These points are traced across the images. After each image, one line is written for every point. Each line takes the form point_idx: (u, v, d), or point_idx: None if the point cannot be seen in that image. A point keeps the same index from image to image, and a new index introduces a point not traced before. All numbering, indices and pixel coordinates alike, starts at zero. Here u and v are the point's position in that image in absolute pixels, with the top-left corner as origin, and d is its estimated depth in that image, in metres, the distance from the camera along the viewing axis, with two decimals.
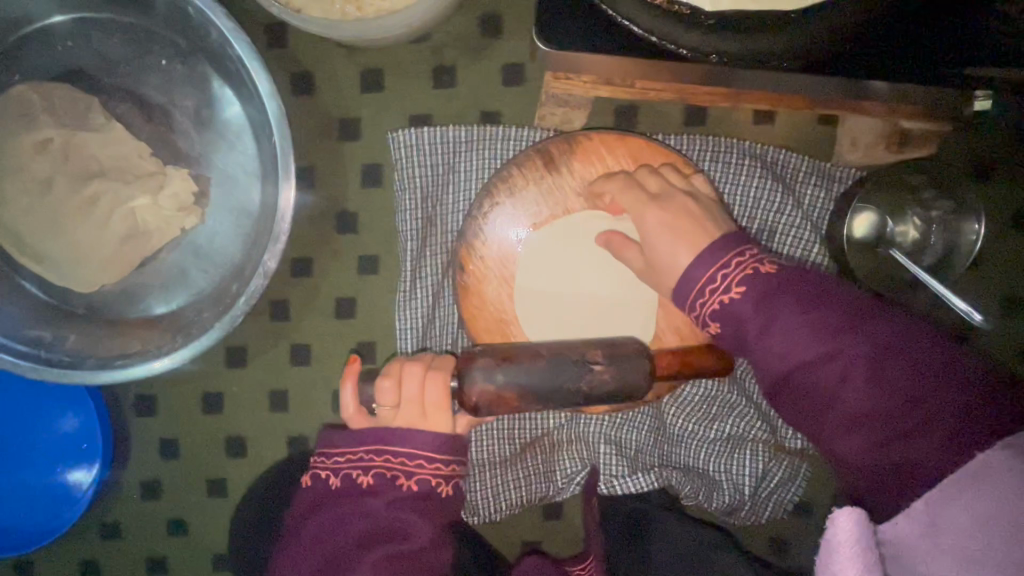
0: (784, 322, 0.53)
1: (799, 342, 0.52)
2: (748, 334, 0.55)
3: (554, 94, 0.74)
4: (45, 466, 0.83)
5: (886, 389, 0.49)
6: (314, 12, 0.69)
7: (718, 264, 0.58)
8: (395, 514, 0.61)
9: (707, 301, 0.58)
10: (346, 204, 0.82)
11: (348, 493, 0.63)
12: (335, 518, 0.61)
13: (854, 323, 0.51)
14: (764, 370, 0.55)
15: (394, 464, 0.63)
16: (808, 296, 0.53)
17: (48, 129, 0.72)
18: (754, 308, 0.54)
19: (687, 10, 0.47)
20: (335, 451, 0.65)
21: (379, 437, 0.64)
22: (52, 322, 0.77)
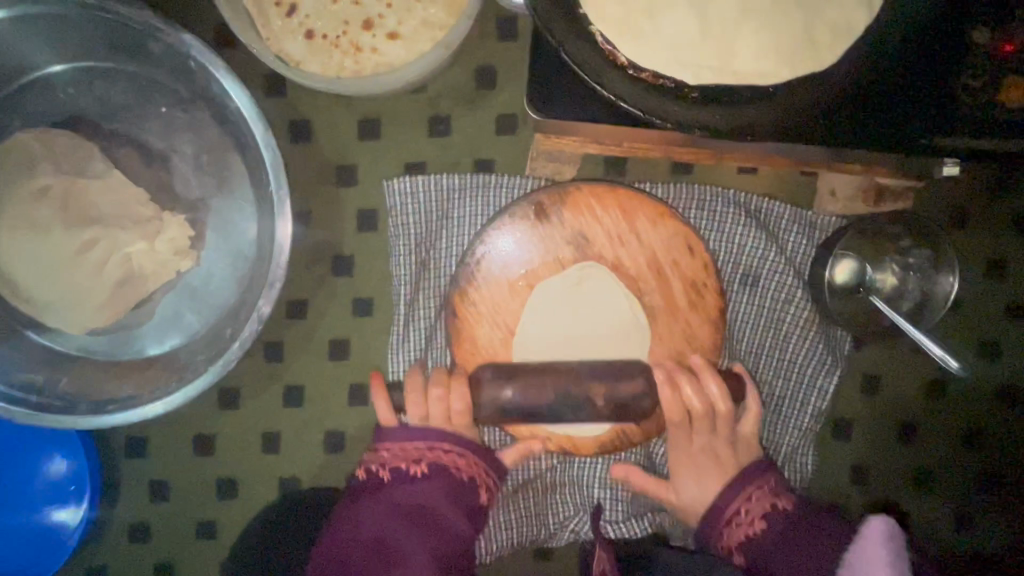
0: (784, 553, 0.63)
1: (801, 554, 0.62)
2: (771, 560, 0.63)
3: (545, 151, 0.78)
4: (30, 509, 0.82)
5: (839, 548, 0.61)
6: (312, 65, 0.73)
7: (741, 496, 0.68)
8: (426, 500, 0.66)
9: (729, 531, 0.68)
10: (341, 247, 0.83)
11: (397, 481, 0.68)
12: (365, 512, 0.66)
13: (785, 534, 0.64)
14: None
15: (451, 465, 0.68)
16: (796, 534, 0.63)
17: (47, 176, 0.73)
18: (779, 533, 0.65)
19: (672, 85, 0.53)
20: (393, 442, 0.69)
21: (432, 438, 0.68)
22: (46, 364, 0.78)
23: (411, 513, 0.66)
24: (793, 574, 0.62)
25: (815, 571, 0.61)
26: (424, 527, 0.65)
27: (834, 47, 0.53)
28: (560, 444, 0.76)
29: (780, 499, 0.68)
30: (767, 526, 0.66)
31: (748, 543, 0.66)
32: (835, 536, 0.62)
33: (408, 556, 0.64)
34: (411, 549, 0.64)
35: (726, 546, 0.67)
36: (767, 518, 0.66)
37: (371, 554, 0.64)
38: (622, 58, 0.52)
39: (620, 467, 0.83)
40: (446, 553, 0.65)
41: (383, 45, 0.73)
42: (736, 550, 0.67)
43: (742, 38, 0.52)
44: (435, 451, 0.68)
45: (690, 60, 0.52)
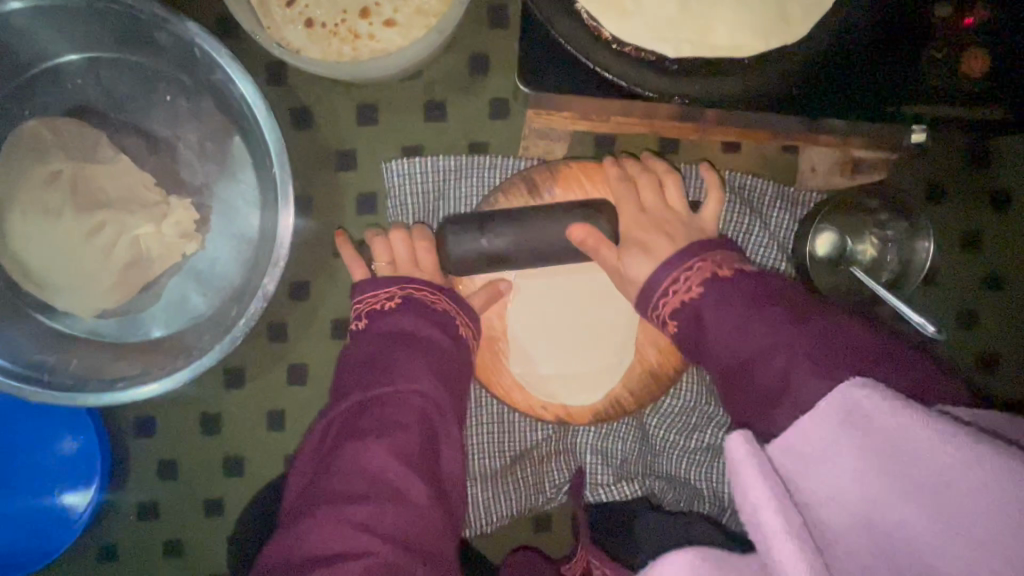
0: (731, 315, 0.56)
1: (762, 350, 0.53)
2: (707, 331, 0.57)
3: (535, 129, 0.81)
4: (41, 488, 0.85)
5: (832, 369, 0.48)
6: (313, 53, 0.76)
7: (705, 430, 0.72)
8: (408, 385, 0.59)
9: (665, 302, 0.62)
10: (342, 229, 0.86)
11: (362, 362, 0.62)
12: (354, 371, 0.63)
13: (740, 325, 0.55)
14: (711, 361, 0.58)
15: (428, 300, 0.67)
16: (735, 297, 0.57)
17: (58, 162, 0.76)
18: (717, 304, 0.57)
19: (653, 58, 0.56)
20: (365, 294, 0.69)
21: (402, 279, 0.69)
22: (56, 346, 0.80)
23: (393, 336, 0.64)
24: (739, 353, 0.55)
25: (763, 355, 0.52)
26: (413, 349, 0.62)
27: (803, 24, 0.56)
28: (555, 413, 0.79)
29: None
30: (707, 288, 0.59)
31: (685, 309, 0.60)
32: (821, 337, 0.51)
33: (402, 378, 0.60)
34: (407, 371, 0.60)
35: (662, 317, 0.63)
36: (703, 283, 0.60)
37: (357, 414, 0.58)
38: (607, 34, 0.55)
39: (612, 436, 0.86)
40: (446, 364, 0.63)
41: (381, 32, 0.77)
42: (673, 319, 0.62)
43: (720, 17, 0.56)
44: (407, 289, 0.68)
45: (672, 36, 0.55)
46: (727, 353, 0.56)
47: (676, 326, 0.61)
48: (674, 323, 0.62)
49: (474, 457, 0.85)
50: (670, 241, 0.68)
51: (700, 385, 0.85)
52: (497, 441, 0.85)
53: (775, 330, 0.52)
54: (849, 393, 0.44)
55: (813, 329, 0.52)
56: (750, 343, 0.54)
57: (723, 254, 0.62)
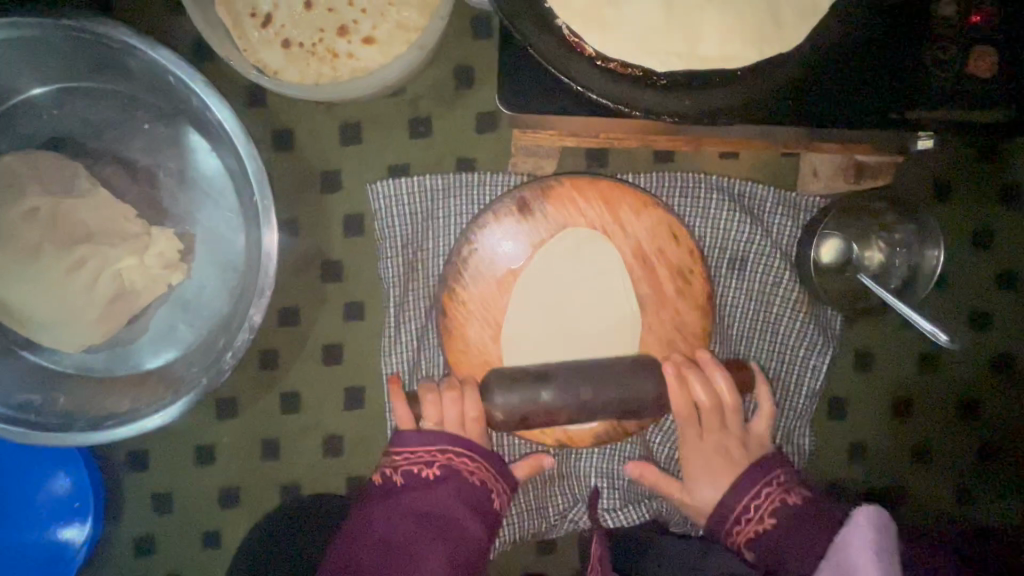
0: (795, 536, 0.64)
1: (804, 547, 0.62)
2: (780, 541, 0.64)
3: (523, 146, 0.77)
4: (36, 527, 0.83)
5: (805, 554, 0.62)
6: (290, 74, 0.74)
7: (750, 496, 0.69)
8: (445, 509, 0.67)
9: (739, 529, 0.69)
10: (330, 253, 0.84)
11: (410, 486, 0.69)
12: (383, 518, 0.67)
13: (780, 526, 0.65)
14: (773, 569, 0.64)
15: (465, 468, 0.70)
16: (800, 522, 0.65)
17: (34, 198, 0.73)
18: (788, 530, 0.64)
19: (641, 72, 0.53)
20: (406, 448, 0.71)
21: (443, 441, 0.70)
22: (45, 384, 0.79)
23: (422, 516, 0.67)
24: (797, 566, 0.62)
25: (804, 568, 0.61)
26: (437, 533, 0.66)
27: (801, 27, 0.53)
28: (557, 438, 0.76)
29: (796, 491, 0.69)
30: (777, 518, 0.66)
31: (756, 540, 0.67)
32: (830, 528, 0.63)
33: (423, 566, 0.64)
34: (427, 562, 0.65)
35: (736, 543, 0.69)
36: (776, 515, 0.66)
37: (378, 572, 0.64)
38: (590, 49, 0.53)
39: (616, 456, 0.84)
40: (465, 559, 0.67)
41: (359, 50, 0.74)
42: (745, 547, 0.68)
43: (707, 25, 0.53)
44: (446, 398, 0.71)
45: (658, 48, 0.53)
46: (805, 563, 0.61)
47: (745, 549, 0.68)
48: (749, 551, 0.67)
49: None
50: None
51: None
52: None
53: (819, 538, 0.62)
54: (863, 519, 0.52)
55: (832, 515, 0.65)
56: (804, 561, 0.61)
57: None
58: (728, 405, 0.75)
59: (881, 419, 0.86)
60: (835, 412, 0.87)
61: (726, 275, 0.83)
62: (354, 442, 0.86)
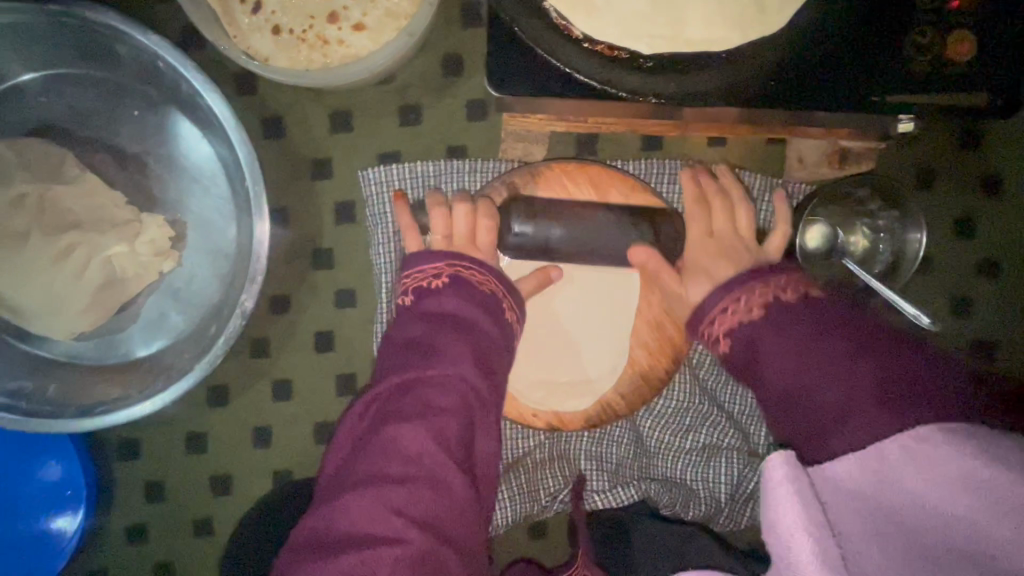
0: (774, 348, 0.55)
1: (787, 367, 0.54)
2: (761, 357, 0.56)
3: (512, 131, 0.77)
4: (27, 516, 0.83)
5: (876, 400, 0.48)
6: (280, 61, 0.74)
7: (730, 293, 0.61)
8: (440, 337, 0.58)
9: (721, 320, 0.61)
10: (320, 240, 0.84)
11: (423, 295, 0.64)
12: (399, 321, 0.63)
13: (785, 330, 0.55)
14: (767, 388, 0.56)
15: (475, 279, 0.65)
16: (803, 318, 0.56)
17: (22, 184, 0.73)
18: (775, 333, 0.56)
19: (627, 55, 0.54)
20: (413, 267, 0.67)
21: (449, 254, 0.66)
22: (34, 372, 0.79)
23: (435, 316, 0.61)
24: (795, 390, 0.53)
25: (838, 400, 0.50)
26: (453, 331, 0.60)
27: (783, 10, 0.54)
28: (547, 419, 0.78)
29: (793, 336, 0.64)
30: (769, 312, 0.57)
31: (740, 333, 0.59)
32: (877, 377, 0.49)
33: (446, 361, 0.57)
34: (447, 351, 0.58)
35: (716, 335, 0.61)
36: (765, 305, 0.58)
37: (402, 393, 0.56)
38: (576, 31, 0.53)
39: (606, 440, 0.85)
40: (485, 352, 0.60)
41: (349, 37, 0.74)
42: (728, 339, 0.60)
43: (690, 8, 0.53)
44: (454, 266, 0.66)
45: (645, 32, 0.53)
46: (781, 377, 0.54)
47: (731, 346, 0.59)
48: (727, 343, 0.60)
49: None
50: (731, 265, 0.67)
51: (688, 385, 0.84)
52: None
53: (841, 374, 0.51)
54: (775, 473, 0.46)
55: (841, 325, 0.55)
56: (792, 373, 0.54)
57: (786, 277, 0.60)
58: None
59: None
60: None
61: None
62: None
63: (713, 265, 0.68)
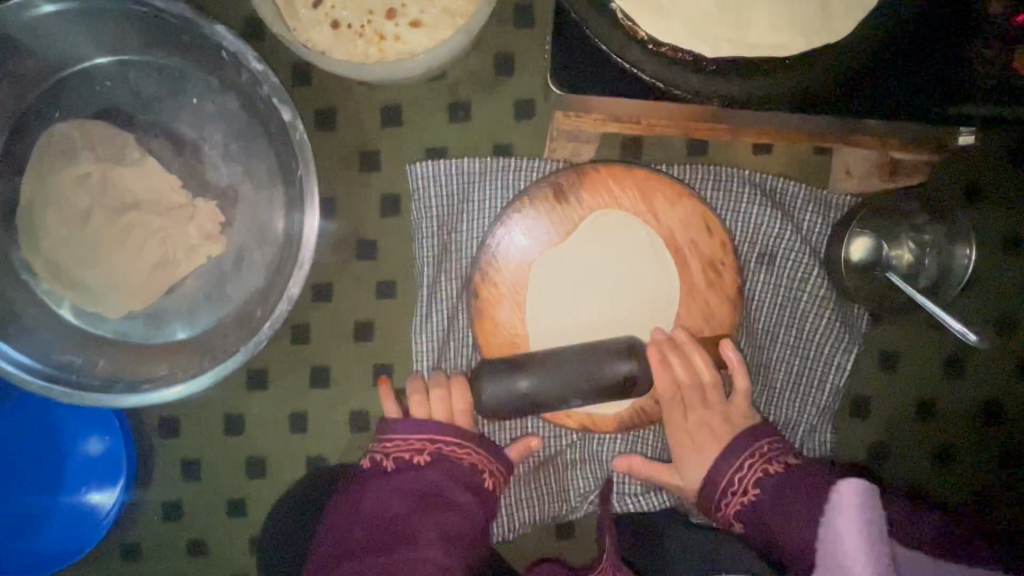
0: (804, 512, 0.64)
1: (806, 524, 0.63)
2: (766, 514, 0.67)
3: (563, 131, 0.76)
4: (68, 487, 0.85)
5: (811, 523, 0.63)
6: (338, 53, 0.76)
7: (743, 454, 0.72)
8: (427, 517, 0.69)
9: (733, 498, 0.70)
10: (365, 232, 0.85)
11: (401, 469, 0.72)
12: (376, 501, 0.70)
13: (784, 492, 0.67)
14: (786, 552, 0.65)
15: (453, 454, 0.73)
16: (795, 488, 0.67)
17: (87, 163, 0.76)
18: (772, 500, 0.67)
19: (691, 58, 0.54)
20: (393, 436, 0.74)
21: (424, 426, 0.74)
22: (83, 347, 0.81)
23: (424, 494, 0.70)
24: (792, 549, 0.64)
25: (806, 545, 0.63)
26: (439, 511, 0.69)
27: (847, 18, 0.54)
28: (580, 421, 0.77)
29: (780, 460, 0.70)
30: (763, 486, 0.69)
31: (750, 515, 0.69)
32: (824, 510, 0.64)
33: (422, 525, 0.68)
34: (421, 537, 0.68)
35: (728, 518, 0.71)
36: (761, 484, 0.69)
37: (380, 552, 0.67)
38: (642, 32, 0.54)
39: (638, 443, 0.84)
40: (460, 530, 0.70)
41: (406, 33, 0.76)
42: (739, 521, 0.70)
43: (756, 13, 0.54)
44: (437, 443, 0.73)
45: (709, 34, 0.54)
46: (800, 535, 0.63)
47: (744, 525, 0.69)
48: (751, 496, 0.69)
49: (495, 466, 0.84)
50: None
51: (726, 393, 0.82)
52: (519, 449, 0.84)
53: (814, 524, 0.63)
54: (846, 498, 0.52)
55: (815, 481, 0.67)
56: (806, 539, 0.63)
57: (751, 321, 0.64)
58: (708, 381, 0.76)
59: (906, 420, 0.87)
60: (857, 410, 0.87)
61: (756, 269, 0.84)
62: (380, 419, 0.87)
63: None
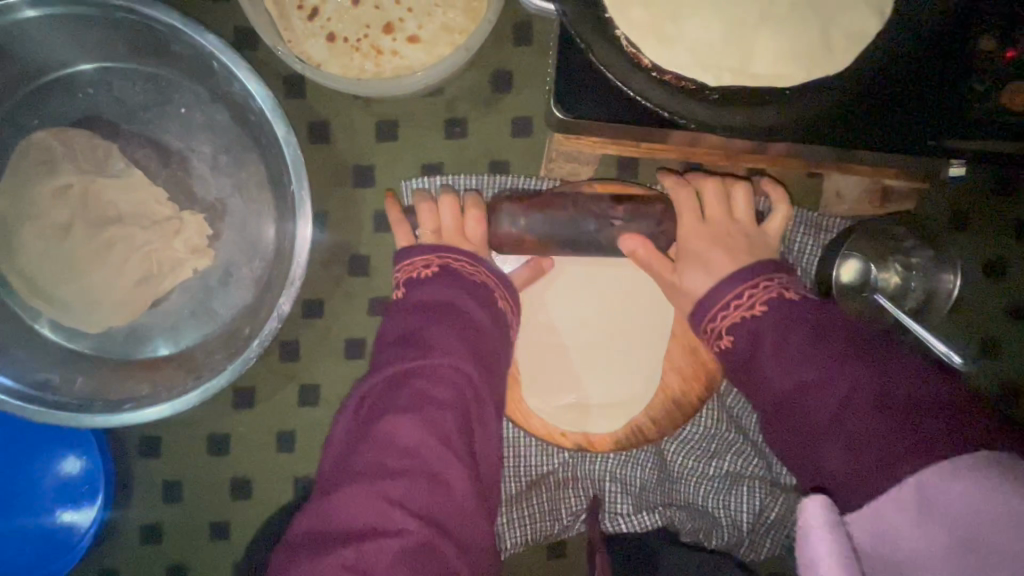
0: (796, 353, 0.54)
1: (805, 361, 0.53)
2: (757, 353, 0.57)
3: (564, 152, 0.76)
4: (41, 510, 0.82)
5: (822, 376, 0.52)
6: (333, 67, 0.75)
7: (746, 283, 0.61)
8: (427, 380, 0.56)
9: (725, 315, 0.60)
10: (358, 247, 0.84)
11: (414, 286, 0.66)
12: (393, 357, 0.60)
13: (778, 342, 0.56)
14: (765, 389, 0.56)
15: (464, 270, 0.66)
16: (793, 321, 0.56)
17: (68, 175, 0.74)
18: (772, 338, 0.56)
19: (693, 86, 0.55)
20: (406, 261, 0.69)
21: (443, 249, 0.68)
22: (60, 364, 0.77)
23: (432, 305, 0.62)
24: (786, 387, 0.54)
25: (803, 386, 0.53)
26: (447, 320, 0.61)
27: (847, 51, 0.54)
28: (575, 441, 0.77)
29: (789, 288, 0.60)
30: (770, 310, 0.58)
31: (743, 326, 0.59)
32: (845, 347, 0.53)
33: (436, 353, 0.58)
34: (438, 343, 0.58)
35: (719, 329, 0.60)
36: (770, 303, 0.58)
37: (399, 389, 0.57)
38: (646, 60, 0.54)
39: (631, 463, 0.84)
40: (483, 347, 0.61)
41: (403, 48, 0.75)
42: (730, 332, 0.59)
43: (762, 38, 0.54)
44: (443, 257, 0.67)
45: (715, 62, 0.54)
46: (782, 379, 0.54)
47: (732, 340, 0.59)
48: (730, 338, 0.59)
49: None
50: (728, 254, 0.66)
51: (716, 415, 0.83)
52: (512, 468, 0.84)
53: (814, 361, 0.53)
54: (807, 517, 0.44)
55: (835, 331, 0.55)
56: (795, 373, 0.54)
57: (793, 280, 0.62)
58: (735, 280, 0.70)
59: None
60: None
61: None
62: None
63: (714, 253, 0.66)
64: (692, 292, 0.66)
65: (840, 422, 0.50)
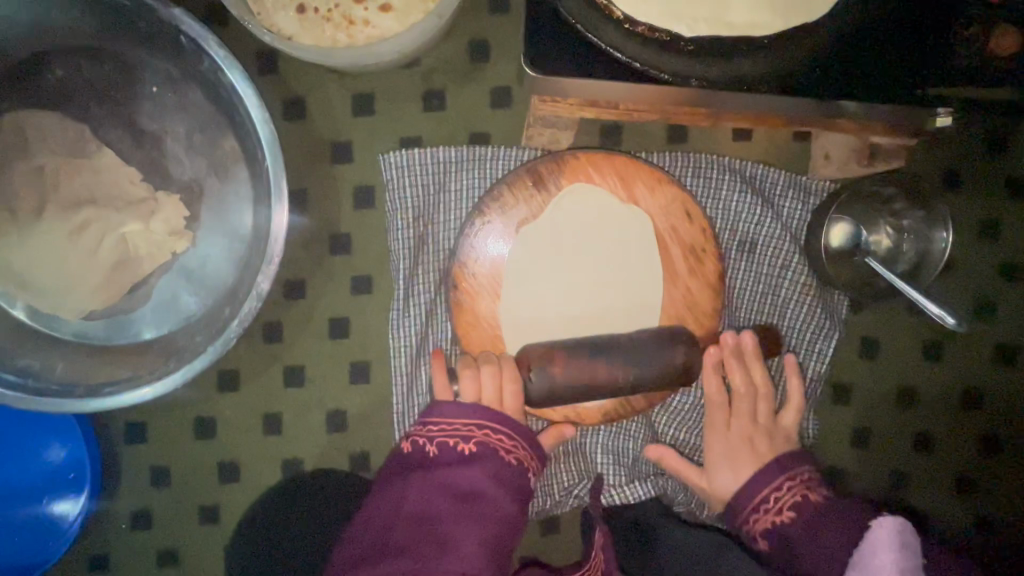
0: (824, 545, 0.65)
1: (836, 559, 0.63)
2: (754, 448, 0.70)
3: (541, 118, 0.72)
4: (28, 499, 0.81)
5: (833, 549, 0.64)
6: (304, 39, 0.73)
7: (773, 486, 0.71)
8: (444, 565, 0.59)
9: (757, 517, 0.70)
10: (338, 226, 0.83)
11: (446, 458, 0.66)
12: (419, 495, 0.63)
13: (809, 530, 0.66)
14: (807, 570, 0.65)
15: (501, 448, 0.67)
16: (825, 525, 0.66)
17: (38, 158, 0.72)
18: (800, 535, 0.67)
19: (666, 37, 0.53)
20: (444, 417, 0.68)
21: (480, 416, 0.67)
22: (40, 350, 0.76)
23: (463, 496, 0.64)
24: (812, 564, 0.65)
25: (835, 556, 0.64)
26: (476, 519, 0.62)
27: (823, 1, 0.54)
28: (565, 415, 0.75)
29: (814, 484, 0.70)
30: (796, 514, 0.68)
31: (775, 530, 0.69)
32: (858, 523, 0.64)
33: (457, 548, 0.60)
34: (459, 542, 0.61)
35: (754, 532, 0.70)
36: (756, 399, 0.78)
37: (398, 556, 0.60)
38: (618, 12, 0.53)
39: (622, 434, 0.83)
40: (500, 544, 0.63)
41: (376, 18, 0.73)
42: (763, 535, 0.69)
43: None
44: (485, 431, 0.67)
45: (685, 13, 0.53)
46: (817, 569, 0.64)
47: (768, 544, 0.69)
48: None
49: None
50: (756, 464, 0.75)
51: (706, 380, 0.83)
52: None
53: (841, 544, 0.64)
54: (884, 531, 0.60)
55: (843, 507, 0.67)
56: (823, 562, 0.64)
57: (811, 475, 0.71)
58: (747, 348, 0.77)
59: (886, 407, 0.86)
60: (839, 398, 0.87)
61: (736, 257, 0.83)
62: (358, 419, 0.84)
63: (744, 465, 0.75)
64: (722, 489, 0.76)
65: (839, 550, 0.64)
